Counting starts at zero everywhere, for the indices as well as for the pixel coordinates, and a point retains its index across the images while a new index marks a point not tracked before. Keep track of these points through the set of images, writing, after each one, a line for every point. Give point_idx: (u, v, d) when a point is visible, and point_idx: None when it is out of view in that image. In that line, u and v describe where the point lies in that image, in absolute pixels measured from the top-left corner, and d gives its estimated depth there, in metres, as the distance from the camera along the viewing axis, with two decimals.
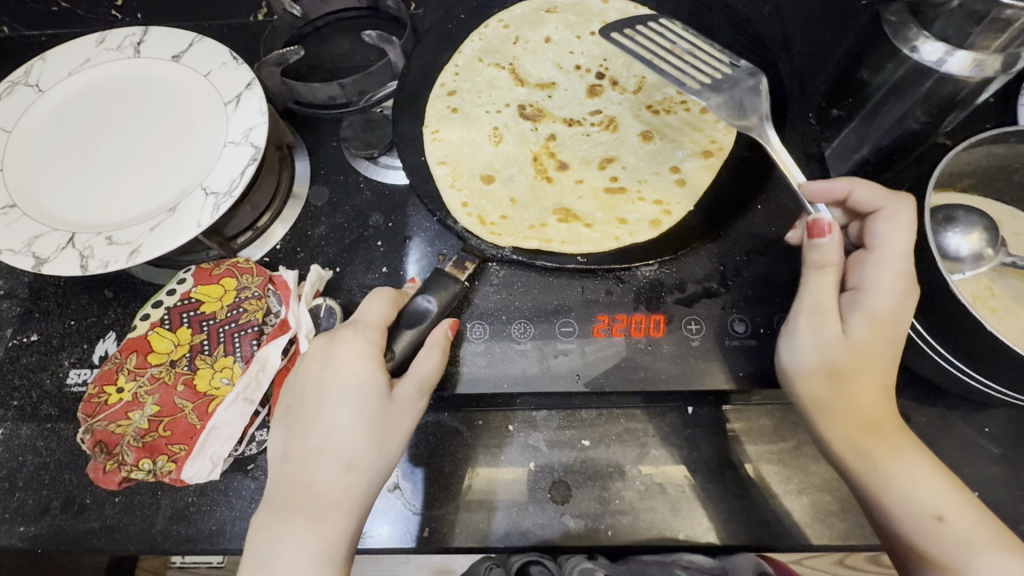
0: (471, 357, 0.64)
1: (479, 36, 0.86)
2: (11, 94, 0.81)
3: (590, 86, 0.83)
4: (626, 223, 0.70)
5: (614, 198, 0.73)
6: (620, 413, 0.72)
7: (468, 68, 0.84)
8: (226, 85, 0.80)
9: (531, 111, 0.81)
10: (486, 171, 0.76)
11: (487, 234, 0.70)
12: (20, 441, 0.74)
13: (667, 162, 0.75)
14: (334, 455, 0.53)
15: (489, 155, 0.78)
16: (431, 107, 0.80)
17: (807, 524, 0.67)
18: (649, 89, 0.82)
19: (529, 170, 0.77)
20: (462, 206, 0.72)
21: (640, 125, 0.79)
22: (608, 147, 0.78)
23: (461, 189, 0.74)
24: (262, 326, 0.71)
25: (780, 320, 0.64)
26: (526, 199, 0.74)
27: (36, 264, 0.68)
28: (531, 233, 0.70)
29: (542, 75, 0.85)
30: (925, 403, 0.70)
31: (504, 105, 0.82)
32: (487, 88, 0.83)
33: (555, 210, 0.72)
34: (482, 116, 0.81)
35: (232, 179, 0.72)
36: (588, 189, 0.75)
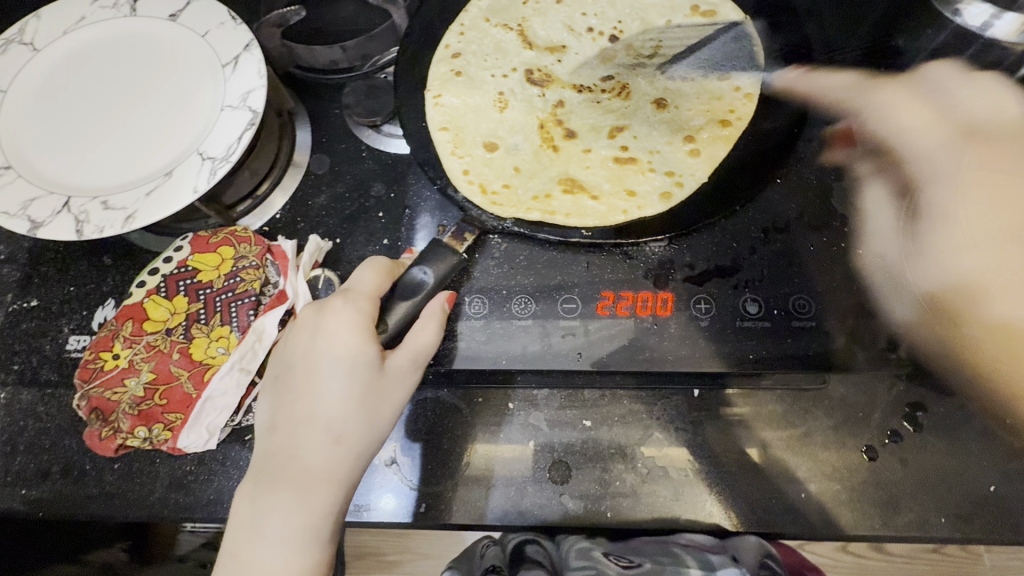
0: (470, 332, 0.61)
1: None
2: (6, 53, 0.78)
3: (603, 50, 0.79)
4: (635, 195, 0.68)
5: (622, 169, 0.70)
6: (625, 394, 0.70)
7: (474, 28, 0.80)
8: (224, 45, 0.77)
9: (539, 76, 0.77)
10: (489, 138, 0.73)
11: (488, 205, 0.67)
12: (22, 406, 0.74)
13: (681, 131, 0.71)
14: (322, 427, 0.51)
15: (493, 122, 0.74)
16: (434, 69, 0.76)
17: (816, 514, 0.65)
18: (665, 55, 0.77)
19: (532, 137, 0.73)
20: (464, 174, 0.70)
21: (654, 92, 0.75)
22: (619, 115, 0.74)
23: (463, 156, 0.71)
24: (259, 297, 0.70)
25: (796, 301, 0.61)
26: (530, 167, 0.71)
27: (30, 228, 0.66)
28: (534, 205, 0.67)
29: (550, 38, 0.80)
30: (946, 393, 0.67)
31: (510, 69, 0.78)
32: (492, 51, 0.79)
33: (561, 179, 0.69)
34: (486, 81, 0.77)
35: (228, 144, 0.70)
36: (597, 158, 0.71)
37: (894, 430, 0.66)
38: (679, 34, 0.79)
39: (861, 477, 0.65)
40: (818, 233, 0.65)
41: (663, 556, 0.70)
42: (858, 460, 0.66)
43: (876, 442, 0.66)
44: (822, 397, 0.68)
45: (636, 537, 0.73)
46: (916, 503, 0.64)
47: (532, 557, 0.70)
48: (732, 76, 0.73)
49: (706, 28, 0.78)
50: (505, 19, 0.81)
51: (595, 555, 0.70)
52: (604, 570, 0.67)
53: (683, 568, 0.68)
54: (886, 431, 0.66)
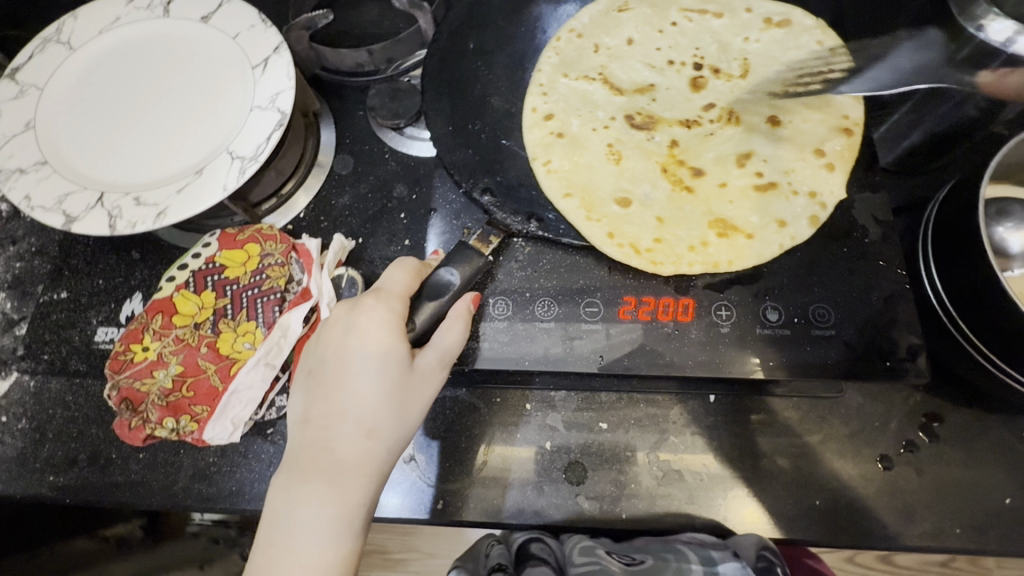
0: (493, 333, 0.63)
1: (557, 52, 0.78)
2: (43, 51, 0.81)
3: (692, 80, 0.76)
4: (787, 224, 0.65)
5: (763, 199, 0.67)
6: (641, 398, 0.71)
7: (552, 87, 0.76)
8: (253, 47, 0.79)
9: (641, 119, 0.73)
10: (614, 196, 0.68)
11: (648, 266, 0.63)
12: (51, 394, 0.76)
13: (807, 145, 0.69)
14: (355, 421, 0.52)
15: (613, 176, 0.70)
16: (534, 138, 0.72)
17: (829, 520, 0.65)
18: (753, 75, 0.75)
19: (694, 178, 0.69)
20: (610, 238, 0.65)
21: (765, 110, 0.72)
22: (797, 138, 0.70)
23: (599, 220, 0.66)
24: (284, 293, 0.71)
25: (815, 309, 0.62)
26: (672, 216, 0.67)
27: (66, 222, 0.69)
28: (693, 255, 0.64)
29: (635, 81, 0.77)
30: (961, 403, 0.68)
31: (606, 118, 0.74)
32: (582, 106, 0.75)
33: (732, 218, 0.66)
34: (587, 134, 0.73)
35: (257, 144, 0.72)
36: (735, 190, 0.68)
37: (909, 440, 0.67)
38: (762, 48, 0.77)
39: (876, 486, 0.66)
40: (837, 242, 0.65)
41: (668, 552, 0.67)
42: (874, 469, 0.66)
43: (891, 452, 0.67)
44: (838, 405, 0.69)
45: (642, 536, 0.72)
46: (930, 513, 0.64)
47: (538, 555, 0.71)
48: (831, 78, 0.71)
49: (786, 36, 0.77)
50: (531, 26, 0.82)
51: (600, 552, 0.69)
52: (608, 568, 0.67)
53: (687, 564, 0.65)
54: (901, 441, 0.67)
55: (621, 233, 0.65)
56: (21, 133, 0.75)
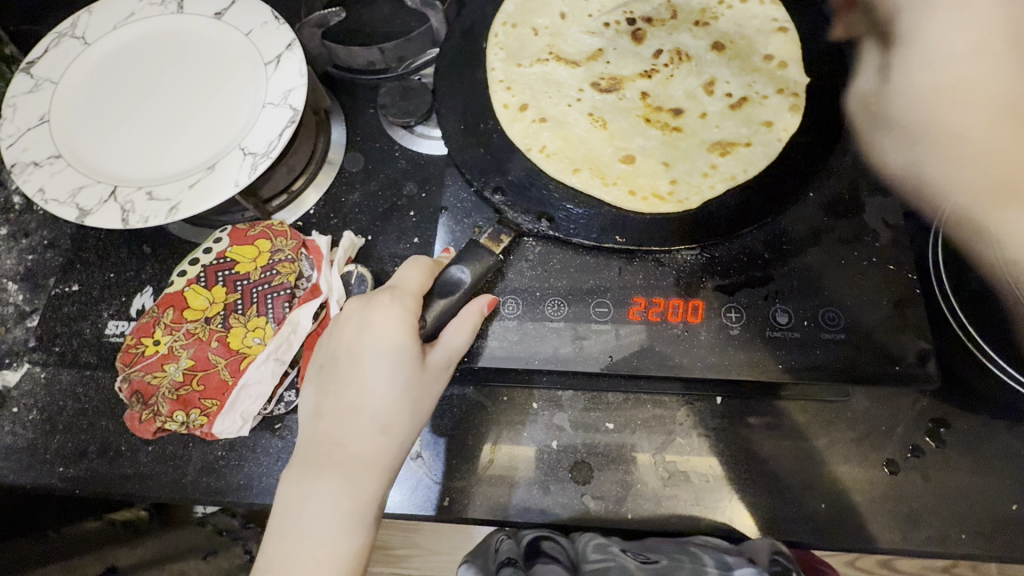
0: (503, 331, 0.63)
1: (501, 47, 0.76)
2: (58, 45, 0.81)
3: (631, 34, 0.77)
4: (773, 122, 0.70)
5: (738, 112, 0.72)
6: (648, 399, 0.71)
7: (513, 77, 0.74)
8: (267, 44, 0.79)
9: (607, 83, 0.74)
10: (615, 155, 0.70)
11: (677, 207, 0.66)
12: (62, 386, 0.77)
13: (756, 55, 0.75)
14: (368, 418, 0.52)
15: (606, 141, 0.71)
16: (519, 129, 0.71)
17: (835, 523, 0.65)
18: (683, 10, 0.79)
19: (676, 122, 0.72)
20: (630, 194, 0.67)
21: (706, 39, 0.77)
22: (741, 57, 0.76)
23: (614, 182, 0.67)
24: (294, 289, 0.72)
25: (826, 313, 0.62)
26: (673, 157, 0.70)
27: (80, 215, 0.69)
28: (710, 179, 0.67)
29: (584, 47, 0.78)
30: (969, 410, 0.68)
31: (574, 92, 0.74)
32: (549, 89, 0.75)
33: (720, 140, 0.70)
34: (565, 111, 0.73)
35: (270, 140, 0.72)
36: (716, 116, 0.72)
37: (915, 445, 0.67)
38: None
39: (882, 490, 0.66)
40: (847, 247, 0.65)
41: (682, 553, 0.66)
42: (880, 473, 0.66)
43: (898, 457, 0.67)
44: (845, 409, 0.69)
45: (653, 536, 0.70)
46: (936, 519, 0.65)
47: (549, 553, 0.67)
48: (755, 10, 0.77)
49: None
50: None
51: (613, 549, 0.67)
52: (624, 566, 0.65)
53: (701, 566, 0.63)
54: (908, 445, 0.67)
55: (643, 185, 0.67)
56: (36, 127, 0.75)
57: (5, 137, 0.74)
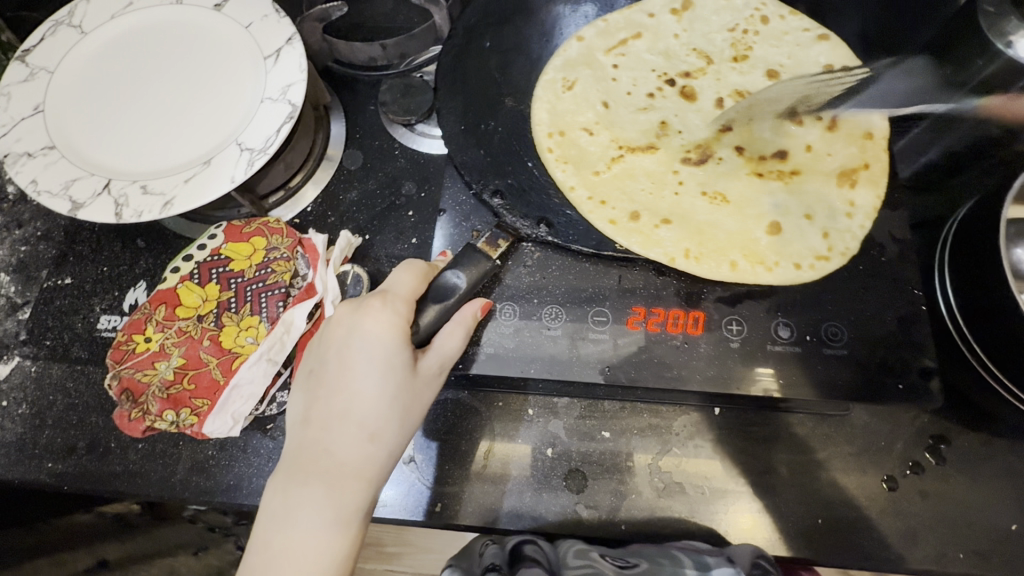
0: (499, 337, 0.62)
1: (563, 164, 0.71)
2: (54, 35, 0.80)
3: (682, 94, 0.77)
4: (874, 131, 0.71)
5: (836, 134, 0.72)
6: (645, 407, 0.70)
7: (599, 187, 0.70)
8: (266, 38, 0.78)
9: (696, 155, 0.72)
10: (760, 228, 0.67)
11: (837, 261, 0.64)
12: (52, 380, 0.76)
13: (815, 67, 0.76)
14: (357, 425, 0.52)
15: (739, 215, 0.68)
16: (638, 240, 0.66)
17: (830, 538, 0.64)
18: (716, 56, 0.79)
19: (788, 166, 0.70)
20: (795, 267, 0.64)
21: (755, 70, 0.78)
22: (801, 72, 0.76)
23: (777, 263, 0.64)
24: (289, 289, 0.71)
25: (829, 327, 0.61)
26: (803, 208, 0.68)
27: (73, 209, 0.68)
28: (855, 212, 0.66)
29: (646, 127, 0.75)
30: (970, 427, 0.67)
31: (672, 176, 0.71)
32: (641, 182, 0.71)
33: (840, 170, 0.69)
34: (675, 200, 0.69)
35: (267, 136, 0.71)
36: (819, 146, 0.71)
37: (915, 462, 0.66)
38: (698, 35, 0.81)
39: (879, 507, 0.65)
40: (851, 259, 0.64)
41: (664, 557, 0.62)
42: (878, 489, 0.65)
43: (896, 472, 0.66)
44: (844, 423, 0.68)
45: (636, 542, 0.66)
46: (933, 537, 0.64)
47: (530, 556, 0.63)
48: (793, 32, 0.79)
49: (701, 18, 0.81)
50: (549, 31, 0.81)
51: (593, 555, 0.63)
52: (601, 571, 0.61)
53: (681, 569, 0.60)
54: (907, 462, 0.66)
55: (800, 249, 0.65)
56: (30, 117, 0.74)
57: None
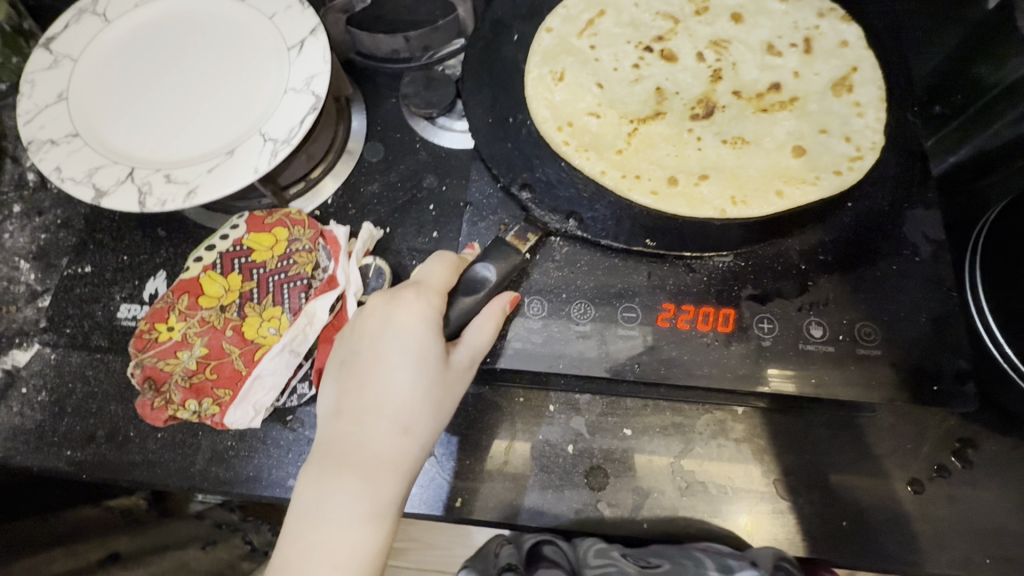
0: (528, 332, 0.62)
1: (584, 152, 0.67)
2: (79, 22, 0.80)
3: (666, 60, 0.74)
4: (850, 44, 0.72)
5: (815, 54, 0.73)
6: (667, 405, 0.69)
7: (621, 152, 0.67)
8: (290, 28, 0.77)
9: (702, 109, 0.71)
10: (786, 155, 0.66)
11: (874, 151, 0.65)
12: (71, 368, 0.76)
13: (731, 8, 0.77)
14: (390, 417, 0.51)
15: (765, 153, 0.67)
16: (679, 198, 0.63)
17: (855, 541, 0.64)
18: (678, 15, 0.77)
19: (786, 96, 0.71)
20: (836, 172, 0.64)
21: (724, 18, 0.76)
22: (762, 12, 0.76)
23: (819, 177, 0.64)
24: (311, 280, 0.71)
25: (861, 327, 0.61)
26: (815, 121, 0.69)
27: (96, 196, 0.68)
28: (855, 93, 0.69)
29: (645, 96, 0.73)
30: (998, 431, 0.66)
31: (689, 135, 0.69)
32: (662, 145, 0.69)
33: (835, 89, 0.71)
34: (698, 155, 0.67)
35: (291, 127, 0.71)
36: (811, 79, 0.72)
37: (940, 464, 0.65)
38: None
39: (905, 510, 0.64)
40: (882, 259, 0.64)
41: (685, 558, 0.62)
42: (903, 492, 0.65)
43: (923, 475, 0.65)
44: (869, 425, 0.67)
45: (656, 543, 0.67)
46: (959, 541, 0.63)
47: (550, 557, 0.66)
48: None
49: None
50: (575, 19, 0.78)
51: (614, 554, 0.65)
52: (624, 570, 0.63)
53: (704, 570, 0.60)
54: (933, 465, 0.66)
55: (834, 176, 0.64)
56: (54, 104, 0.74)
57: (23, 114, 0.72)
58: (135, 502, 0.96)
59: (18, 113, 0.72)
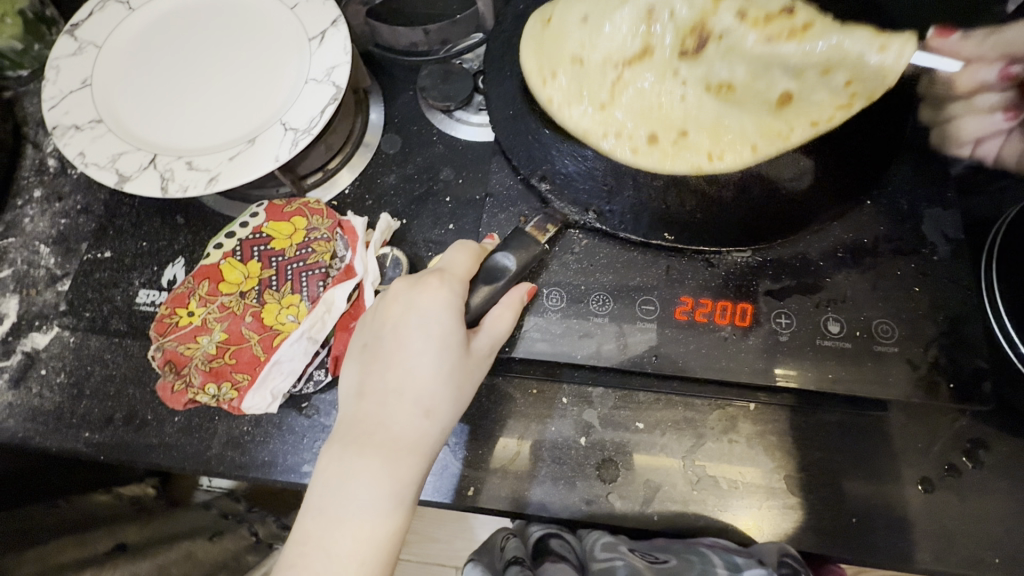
0: (546, 323, 0.62)
1: (576, 104, 0.64)
2: (103, 9, 0.80)
3: None
4: None
5: None
6: (679, 400, 0.70)
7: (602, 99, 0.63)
8: (312, 20, 0.78)
9: (693, 40, 0.60)
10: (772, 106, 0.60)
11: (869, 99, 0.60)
12: (90, 351, 0.77)
13: None
14: (412, 400, 0.52)
15: (750, 103, 0.60)
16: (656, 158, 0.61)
17: (864, 537, 0.64)
18: None
19: (798, 22, 0.58)
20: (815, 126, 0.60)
21: None
22: None
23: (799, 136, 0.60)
24: (329, 269, 0.71)
25: (878, 325, 0.61)
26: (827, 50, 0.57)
27: (120, 181, 0.69)
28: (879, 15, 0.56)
29: (631, 21, 0.61)
30: (1009, 432, 0.66)
31: (672, 80, 0.61)
32: (642, 90, 0.62)
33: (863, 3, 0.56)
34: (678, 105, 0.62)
35: (312, 117, 0.71)
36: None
37: (952, 464, 0.66)
38: None
39: (916, 508, 0.65)
40: (898, 259, 0.64)
41: (692, 554, 0.67)
42: (914, 491, 0.65)
43: (934, 475, 0.66)
44: (880, 423, 0.67)
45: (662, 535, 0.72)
46: (969, 539, 0.64)
47: (556, 551, 0.75)
48: None
49: None
50: None
51: (622, 549, 0.70)
52: (633, 565, 0.68)
53: (711, 567, 0.64)
54: (945, 464, 0.66)
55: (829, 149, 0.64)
56: (78, 90, 0.75)
57: (48, 99, 0.73)
58: (143, 492, 1.01)
59: (43, 99, 0.74)
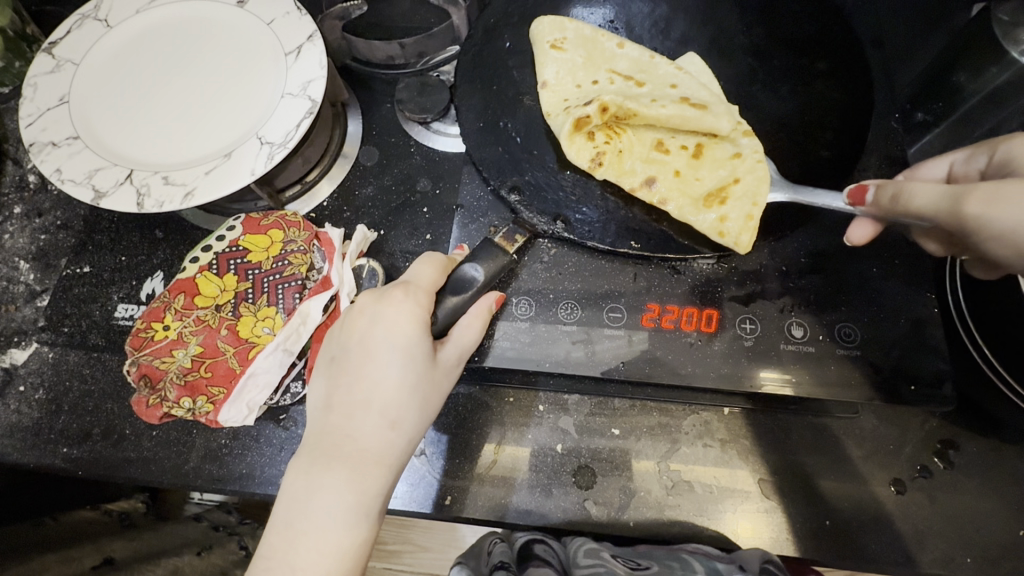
0: (515, 332, 0.63)
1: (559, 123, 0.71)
2: (80, 28, 0.81)
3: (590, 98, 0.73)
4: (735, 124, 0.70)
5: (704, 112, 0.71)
6: (654, 406, 0.70)
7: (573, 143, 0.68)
8: (288, 35, 0.79)
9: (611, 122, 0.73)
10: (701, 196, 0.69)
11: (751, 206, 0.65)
12: (69, 366, 0.77)
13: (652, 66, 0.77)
14: (378, 412, 0.52)
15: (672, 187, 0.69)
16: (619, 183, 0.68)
17: (838, 540, 0.65)
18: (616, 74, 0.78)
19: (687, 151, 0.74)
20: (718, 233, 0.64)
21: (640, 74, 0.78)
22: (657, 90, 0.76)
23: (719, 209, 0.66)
24: (305, 281, 0.72)
25: (841, 328, 0.62)
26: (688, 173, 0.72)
27: (95, 198, 0.69)
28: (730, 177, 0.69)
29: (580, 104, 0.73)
30: (979, 432, 0.67)
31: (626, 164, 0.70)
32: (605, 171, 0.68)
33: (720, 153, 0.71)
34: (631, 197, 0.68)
35: (287, 131, 0.72)
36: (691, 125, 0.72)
37: (923, 465, 0.66)
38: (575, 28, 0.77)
39: (887, 510, 0.65)
40: (861, 264, 0.65)
41: (673, 560, 0.63)
42: (887, 492, 0.66)
43: (905, 476, 0.66)
44: (851, 425, 0.68)
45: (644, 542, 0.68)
46: (942, 540, 0.64)
47: (540, 556, 0.67)
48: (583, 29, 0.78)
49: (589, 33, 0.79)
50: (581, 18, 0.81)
51: (604, 555, 0.65)
52: (613, 571, 0.63)
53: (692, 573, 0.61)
54: (915, 466, 0.66)
55: (793, 138, 0.70)
56: (55, 108, 0.75)
57: (25, 117, 0.74)
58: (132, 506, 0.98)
59: (20, 117, 0.74)
